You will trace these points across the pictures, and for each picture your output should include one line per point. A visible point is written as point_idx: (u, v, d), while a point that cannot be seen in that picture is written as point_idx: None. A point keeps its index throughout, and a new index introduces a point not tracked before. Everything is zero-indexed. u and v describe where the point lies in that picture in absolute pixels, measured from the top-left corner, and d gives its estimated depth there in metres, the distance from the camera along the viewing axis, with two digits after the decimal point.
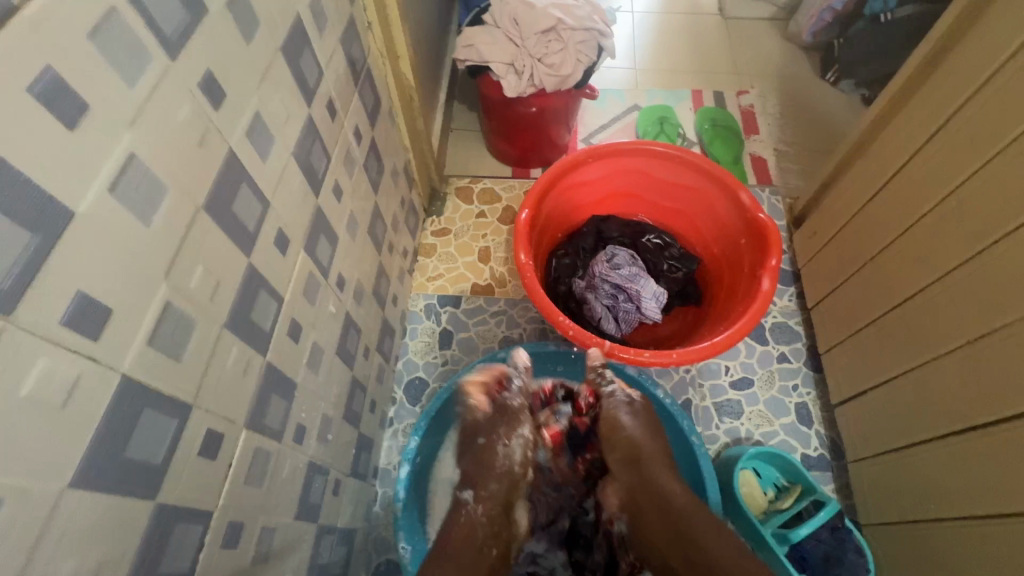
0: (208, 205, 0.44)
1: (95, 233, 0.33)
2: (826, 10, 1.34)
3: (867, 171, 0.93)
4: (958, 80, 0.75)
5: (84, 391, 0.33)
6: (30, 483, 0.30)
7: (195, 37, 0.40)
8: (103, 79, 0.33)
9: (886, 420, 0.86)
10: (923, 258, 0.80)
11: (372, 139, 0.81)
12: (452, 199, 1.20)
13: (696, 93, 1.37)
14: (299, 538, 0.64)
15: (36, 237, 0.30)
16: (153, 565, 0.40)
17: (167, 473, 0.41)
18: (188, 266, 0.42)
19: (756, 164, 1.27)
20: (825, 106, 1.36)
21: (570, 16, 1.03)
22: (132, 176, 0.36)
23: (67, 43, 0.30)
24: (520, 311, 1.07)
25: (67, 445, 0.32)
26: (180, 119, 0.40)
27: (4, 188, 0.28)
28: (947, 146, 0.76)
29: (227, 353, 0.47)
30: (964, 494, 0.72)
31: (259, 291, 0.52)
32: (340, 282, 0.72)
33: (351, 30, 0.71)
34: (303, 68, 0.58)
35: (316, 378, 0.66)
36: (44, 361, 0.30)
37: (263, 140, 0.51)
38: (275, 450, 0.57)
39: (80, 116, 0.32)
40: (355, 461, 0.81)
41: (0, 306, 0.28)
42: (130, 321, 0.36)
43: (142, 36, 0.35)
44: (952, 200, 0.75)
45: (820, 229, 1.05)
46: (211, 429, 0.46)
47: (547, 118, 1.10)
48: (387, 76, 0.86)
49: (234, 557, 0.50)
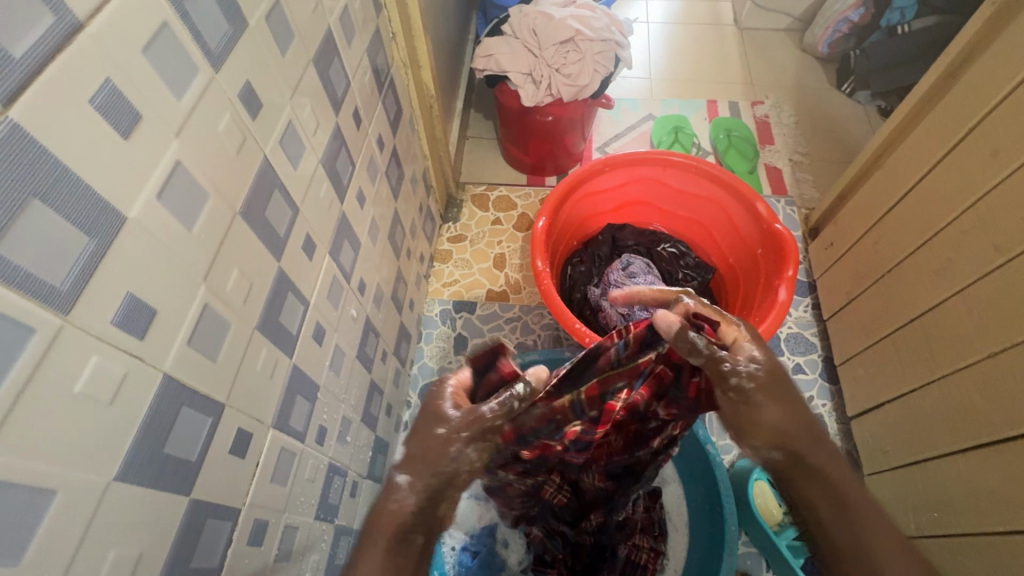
0: (243, 210, 0.45)
1: (144, 237, 0.35)
2: (842, 22, 1.35)
3: (885, 182, 0.93)
4: (977, 94, 0.76)
5: (130, 389, 0.35)
6: (80, 475, 0.32)
7: (236, 49, 0.42)
8: (154, 90, 0.35)
9: (904, 433, 0.86)
10: (941, 271, 0.80)
11: (393, 146, 0.83)
12: (468, 206, 1.21)
13: (711, 102, 1.38)
14: (319, 538, 0.65)
15: (92, 241, 0.31)
16: (186, 559, 0.41)
17: (201, 470, 0.42)
18: (224, 269, 0.43)
19: (771, 174, 1.27)
20: (840, 116, 1.36)
21: (587, 27, 1.05)
22: (177, 182, 0.37)
23: (124, 58, 0.32)
24: (535, 317, 1.08)
25: (114, 441, 0.34)
26: (221, 129, 0.41)
27: (66, 195, 0.29)
28: (967, 159, 0.76)
29: (257, 354, 0.48)
30: (985, 510, 0.71)
31: (288, 295, 0.54)
32: (361, 286, 0.73)
33: (377, 41, 0.73)
34: (332, 78, 0.59)
35: (337, 380, 0.67)
36: (96, 359, 0.32)
37: (294, 147, 0.53)
38: (298, 451, 0.58)
39: (134, 125, 0.33)
40: (371, 464, 0.82)
41: (60, 307, 0.30)
42: (173, 323, 0.38)
43: (190, 49, 0.37)
44: (972, 213, 0.75)
45: (836, 240, 1.05)
46: (241, 428, 0.47)
47: (563, 126, 1.11)
48: (409, 84, 0.88)
49: (258, 555, 0.51)
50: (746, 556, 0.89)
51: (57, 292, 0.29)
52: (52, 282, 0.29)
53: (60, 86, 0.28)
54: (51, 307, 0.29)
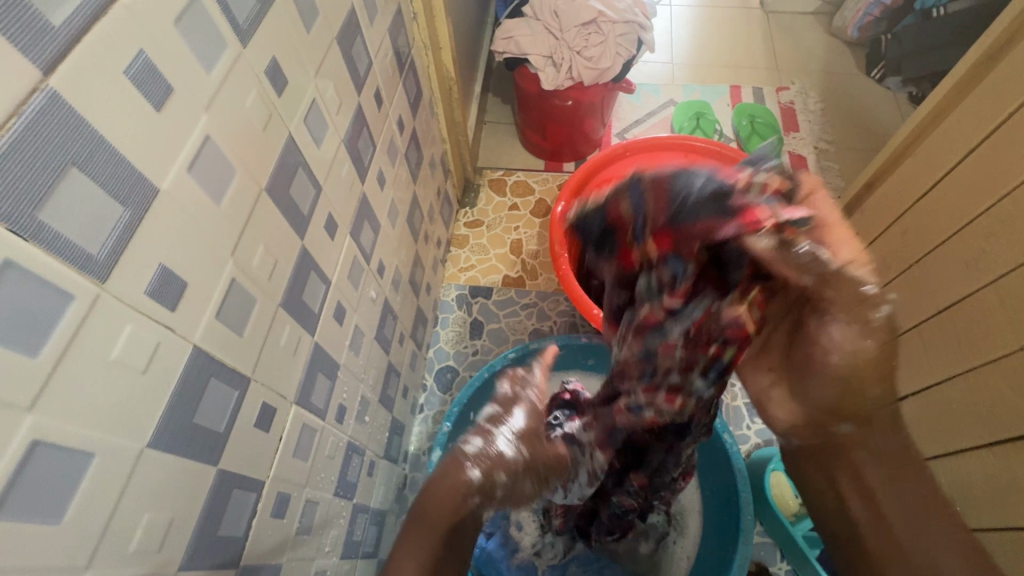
0: (269, 187, 0.45)
1: (174, 210, 0.35)
2: (873, 5, 1.30)
3: (917, 170, 0.91)
4: (1018, 76, 0.72)
5: (161, 359, 0.35)
6: (114, 440, 0.32)
7: (262, 24, 0.42)
8: (185, 62, 0.35)
9: (929, 425, 0.85)
10: (973, 262, 0.77)
11: (412, 128, 0.83)
12: (485, 191, 1.21)
13: (734, 88, 1.35)
14: (337, 514, 0.66)
15: (127, 212, 0.32)
16: (213, 527, 0.42)
17: (228, 442, 0.43)
18: (249, 245, 0.43)
19: (795, 162, 1.24)
20: (868, 103, 1.32)
21: (611, 9, 1.03)
22: (207, 156, 0.38)
23: (157, 30, 0.32)
24: (551, 303, 1.07)
25: (146, 408, 0.35)
26: (248, 104, 0.41)
27: (102, 165, 0.30)
28: (1004, 146, 0.73)
29: (281, 331, 0.49)
30: (1008, 505, 0.70)
31: (311, 273, 0.54)
32: (380, 268, 0.74)
33: (398, 21, 0.72)
34: (355, 56, 0.59)
35: (357, 360, 0.68)
36: (130, 327, 0.32)
37: (317, 126, 0.53)
38: (319, 427, 0.59)
39: (165, 98, 0.33)
40: (388, 444, 0.83)
41: (97, 275, 0.30)
42: (202, 296, 0.39)
43: (219, 23, 0.37)
44: (1008, 201, 0.72)
45: (863, 230, 1.04)
46: (266, 403, 0.48)
47: (583, 111, 1.09)
48: (428, 66, 0.87)
49: (282, 527, 0.52)
50: (760, 546, 0.89)
51: (94, 260, 0.30)
52: (90, 251, 0.30)
53: (96, 57, 0.28)
54: (89, 274, 0.30)
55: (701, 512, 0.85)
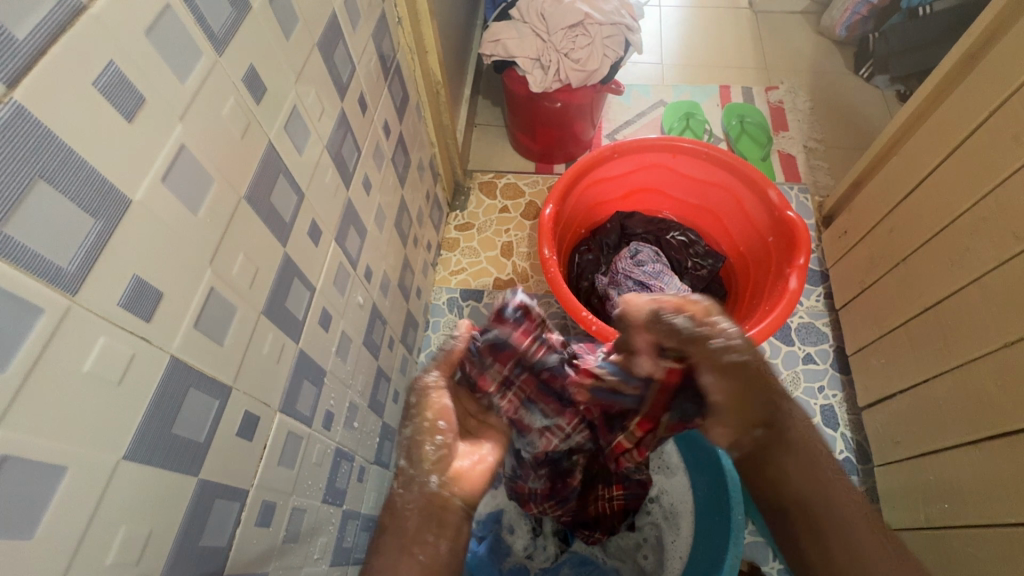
0: (248, 196, 0.45)
1: (149, 220, 0.35)
2: (861, 3, 1.31)
3: (901, 168, 0.91)
4: (999, 75, 0.73)
5: (137, 370, 0.35)
6: (88, 453, 0.32)
7: (239, 32, 0.42)
8: (158, 72, 0.34)
9: (916, 423, 0.84)
10: (958, 259, 0.78)
11: (399, 133, 0.83)
12: (475, 194, 1.21)
13: (724, 88, 1.35)
14: (326, 521, 0.65)
15: (97, 223, 0.31)
16: (196, 537, 0.42)
17: (209, 451, 0.43)
18: (229, 254, 0.43)
19: (784, 161, 1.24)
20: (856, 102, 1.33)
21: (598, 10, 1.03)
22: (183, 165, 0.37)
23: (127, 40, 0.32)
24: (542, 306, 1.07)
25: (121, 420, 0.34)
26: (226, 113, 0.41)
27: (71, 176, 0.30)
28: (987, 144, 0.74)
29: (264, 339, 0.49)
30: (993, 501, 0.70)
31: (294, 280, 0.54)
32: (367, 273, 0.73)
33: (382, 26, 0.72)
34: (337, 63, 0.59)
35: (344, 366, 0.67)
36: (103, 340, 0.32)
37: (299, 133, 0.52)
38: (306, 435, 0.58)
39: (137, 108, 0.33)
40: (379, 449, 0.83)
41: (67, 288, 0.30)
42: (179, 306, 0.38)
43: (193, 33, 0.37)
44: (992, 199, 0.73)
45: (849, 228, 1.04)
46: (249, 411, 0.48)
47: (572, 113, 1.10)
48: (415, 70, 0.87)
49: (268, 535, 0.52)
50: (752, 545, 0.89)
51: (64, 272, 0.30)
52: (59, 263, 0.29)
53: (62, 67, 0.28)
54: (58, 288, 0.29)
55: (693, 512, 0.85)
